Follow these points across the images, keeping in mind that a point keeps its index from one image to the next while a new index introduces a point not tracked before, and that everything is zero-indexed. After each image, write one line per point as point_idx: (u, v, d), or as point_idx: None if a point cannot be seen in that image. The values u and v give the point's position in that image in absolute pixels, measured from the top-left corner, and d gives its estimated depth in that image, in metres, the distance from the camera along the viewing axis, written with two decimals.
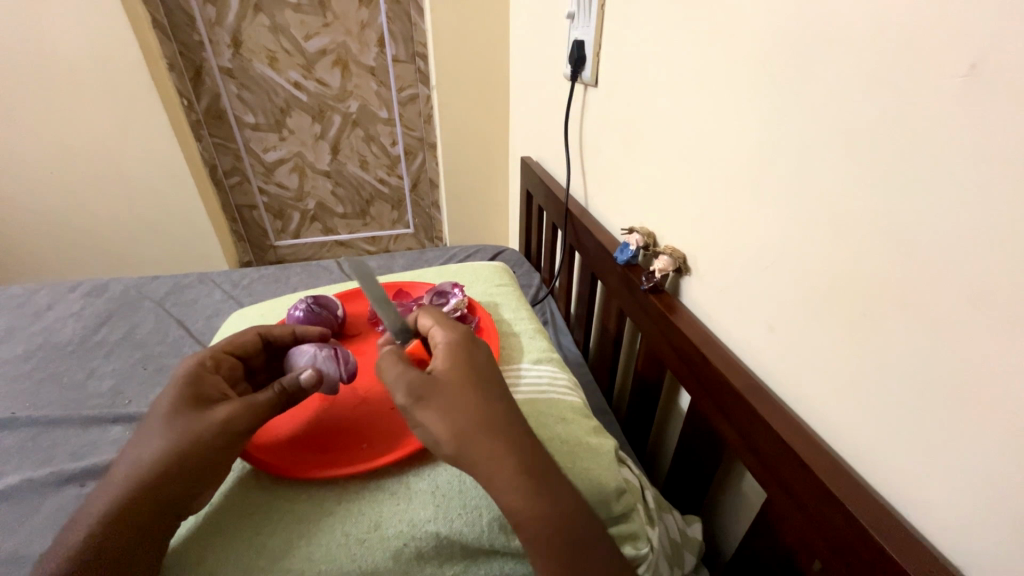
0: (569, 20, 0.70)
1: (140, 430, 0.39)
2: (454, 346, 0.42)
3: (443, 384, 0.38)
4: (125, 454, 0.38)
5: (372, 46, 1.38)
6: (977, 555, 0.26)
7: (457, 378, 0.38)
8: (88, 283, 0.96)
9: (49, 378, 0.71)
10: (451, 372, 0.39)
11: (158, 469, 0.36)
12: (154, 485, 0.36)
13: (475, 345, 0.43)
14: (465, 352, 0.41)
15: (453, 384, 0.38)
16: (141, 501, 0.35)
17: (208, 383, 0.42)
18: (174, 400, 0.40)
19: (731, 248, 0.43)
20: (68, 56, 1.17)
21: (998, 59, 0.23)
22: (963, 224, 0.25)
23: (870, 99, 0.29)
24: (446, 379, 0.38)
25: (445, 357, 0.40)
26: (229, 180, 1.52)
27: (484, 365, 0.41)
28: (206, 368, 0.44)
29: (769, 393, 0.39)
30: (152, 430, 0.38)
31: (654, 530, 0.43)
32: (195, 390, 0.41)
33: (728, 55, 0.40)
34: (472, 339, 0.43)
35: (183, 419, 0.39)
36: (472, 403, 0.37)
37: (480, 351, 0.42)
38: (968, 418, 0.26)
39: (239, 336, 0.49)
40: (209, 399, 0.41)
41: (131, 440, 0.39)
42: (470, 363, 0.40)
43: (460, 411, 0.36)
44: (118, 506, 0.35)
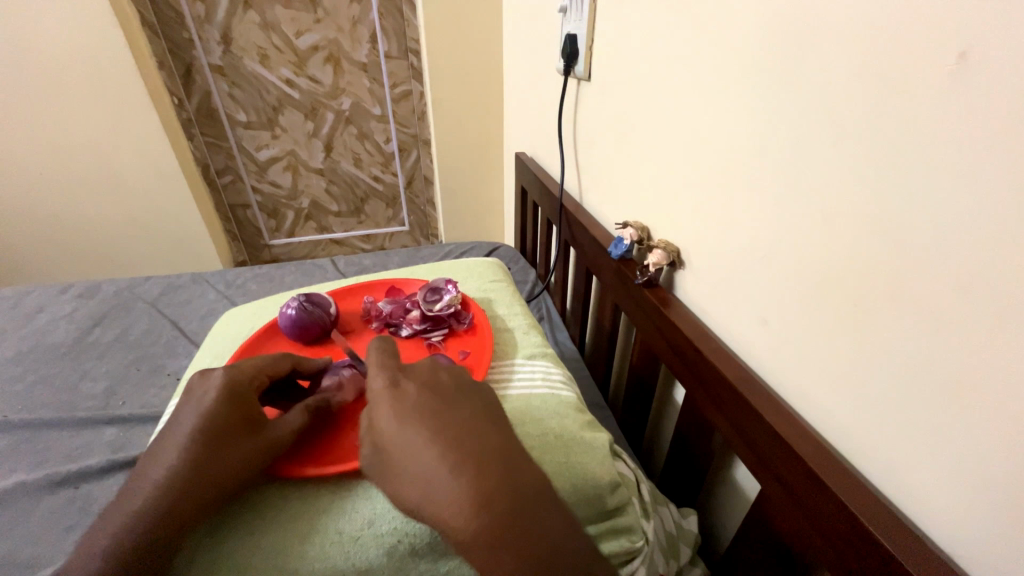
0: (561, 14, 0.69)
1: (174, 434, 0.39)
2: (405, 395, 0.35)
3: (388, 434, 0.33)
4: (157, 459, 0.38)
5: (364, 42, 1.37)
6: (971, 543, 0.26)
7: (403, 418, 0.34)
8: (80, 284, 0.95)
9: (42, 380, 0.71)
10: (405, 427, 0.33)
11: (198, 487, 0.37)
12: (192, 502, 0.36)
13: (422, 373, 0.37)
14: (408, 385, 0.36)
15: (401, 426, 0.33)
16: (177, 517, 0.36)
17: (248, 396, 0.42)
18: (219, 414, 0.40)
19: (723, 242, 0.43)
20: (56, 55, 1.16)
21: (987, 48, 0.22)
22: (954, 213, 0.25)
23: (860, 91, 0.29)
24: (389, 427, 0.34)
25: (393, 411, 0.34)
26: (222, 179, 1.51)
27: (434, 390, 0.36)
28: (249, 381, 0.43)
29: (762, 386, 0.39)
30: (185, 435, 0.39)
31: (649, 523, 0.43)
32: (236, 405, 0.41)
33: (718, 47, 0.40)
34: (421, 366, 0.38)
35: (227, 435, 0.39)
36: (425, 442, 0.32)
37: (434, 376, 0.37)
38: (962, 407, 0.26)
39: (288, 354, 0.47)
40: (255, 422, 0.41)
41: (165, 442, 0.39)
42: (417, 393, 0.35)
43: (418, 456, 0.32)
44: (152, 517, 0.35)
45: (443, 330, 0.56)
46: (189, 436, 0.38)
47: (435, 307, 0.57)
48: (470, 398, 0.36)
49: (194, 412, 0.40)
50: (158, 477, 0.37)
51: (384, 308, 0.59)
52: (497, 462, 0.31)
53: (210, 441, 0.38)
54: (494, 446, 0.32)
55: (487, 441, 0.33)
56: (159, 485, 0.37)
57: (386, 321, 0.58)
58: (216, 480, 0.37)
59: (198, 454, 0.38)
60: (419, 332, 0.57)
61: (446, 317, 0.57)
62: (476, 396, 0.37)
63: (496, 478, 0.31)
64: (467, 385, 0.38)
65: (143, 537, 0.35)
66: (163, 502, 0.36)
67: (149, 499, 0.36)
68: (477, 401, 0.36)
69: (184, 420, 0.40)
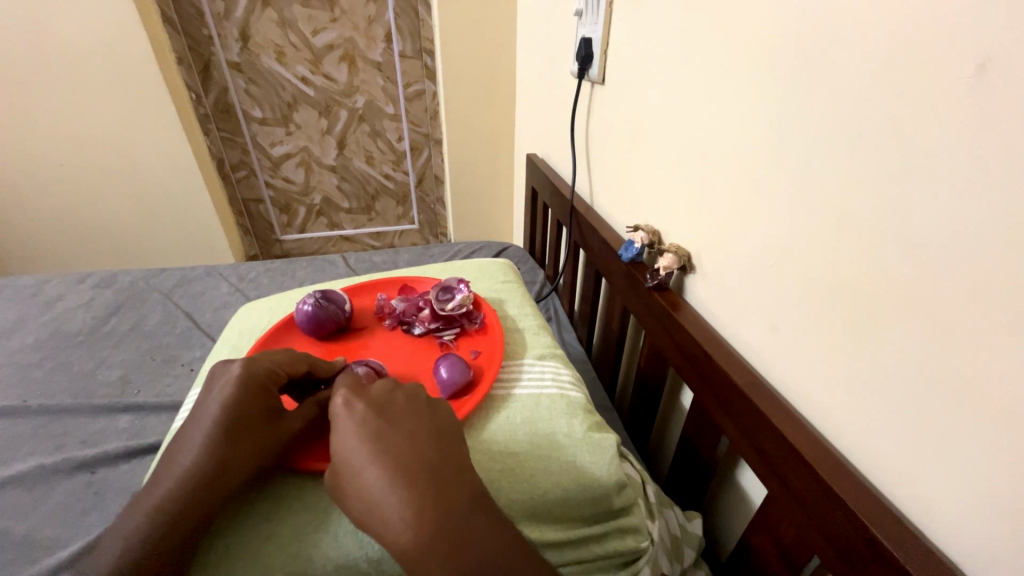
0: (577, 17, 0.70)
1: (197, 422, 0.41)
2: (357, 418, 0.36)
3: (338, 452, 0.35)
4: (181, 452, 0.39)
5: (379, 41, 1.38)
6: (978, 551, 0.26)
7: (355, 439, 0.35)
8: (98, 274, 0.97)
9: (60, 367, 0.72)
10: (358, 449, 0.34)
11: (221, 475, 0.38)
12: (216, 490, 0.37)
13: (378, 392, 0.39)
14: (360, 403, 0.37)
15: (350, 444, 0.35)
16: (205, 503, 0.37)
17: (266, 388, 0.42)
18: (234, 405, 0.40)
19: (735, 247, 0.43)
20: (79, 49, 1.18)
21: (1005, 61, 0.23)
22: (966, 223, 0.25)
23: (875, 102, 0.29)
24: (340, 445, 0.35)
25: (347, 433, 0.35)
26: (236, 174, 1.53)
27: (386, 409, 0.37)
28: (265, 374, 0.43)
29: (770, 390, 0.40)
30: (203, 428, 0.40)
31: (655, 523, 0.44)
32: (254, 397, 0.41)
33: (735, 55, 0.40)
34: (379, 387, 0.39)
35: (246, 424, 0.40)
36: (370, 459, 0.34)
37: (390, 395, 0.39)
38: (970, 416, 0.26)
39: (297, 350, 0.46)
40: (271, 411, 0.42)
41: (186, 433, 0.41)
42: (367, 411, 0.37)
43: (363, 473, 0.33)
44: (174, 509, 0.36)
45: (455, 329, 0.57)
46: (205, 428, 0.40)
47: (447, 306, 0.58)
48: (420, 416, 0.38)
49: (213, 401, 0.41)
50: (182, 468, 0.38)
51: (396, 305, 0.60)
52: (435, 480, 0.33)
53: (226, 430, 0.39)
54: (434, 465, 0.34)
55: (428, 459, 0.34)
56: (184, 475, 0.38)
57: (399, 319, 0.59)
58: (240, 466, 0.39)
59: (217, 445, 0.39)
60: (431, 331, 0.57)
61: (457, 316, 0.58)
62: (426, 414, 0.38)
63: (432, 495, 0.32)
64: (421, 402, 0.39)
65: (175, 521, 0.36)
66: (190, 490, 0.37)
67: (175, 491, 0.37)
68: (427, 418, 0.38)
69: (199, 415, 0.41)
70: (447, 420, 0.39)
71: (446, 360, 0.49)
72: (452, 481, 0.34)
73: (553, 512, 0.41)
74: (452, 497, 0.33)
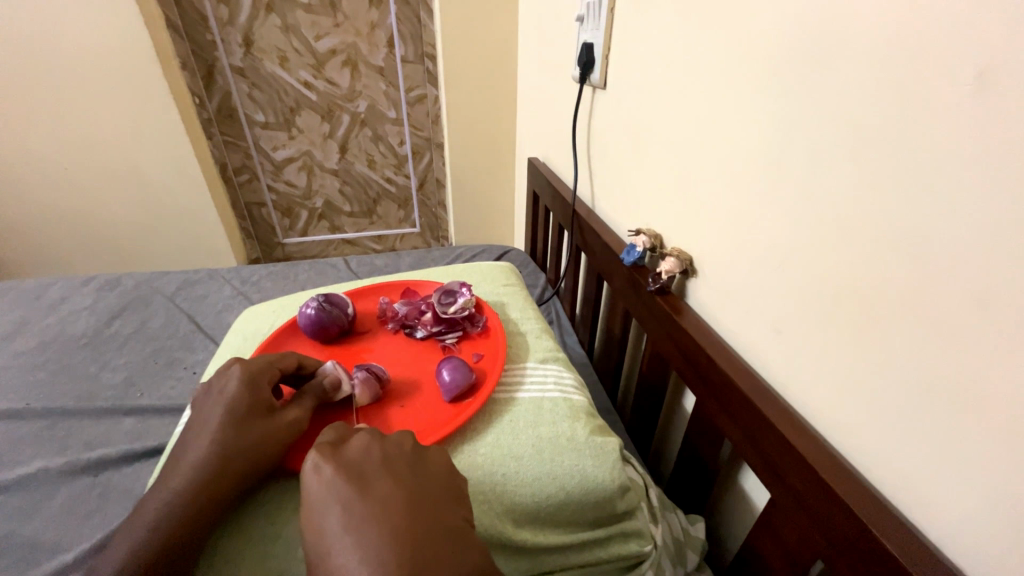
0: (579, 23, 0.71)
1: (202, 425, 0.41)
2: (330, 486, 0.32)
3: (309, 530, 0.31)
4: (188, 451, 0.40)
5: (382, 46, 1.39)
6: (982, 554, 0.26)
7: (328, 513, 0.31)
8: (101, 277, 0.97)
9: (63, 370, 0.72)
10: (333, 524, 0.30)
11: (228, 475, 0.38)
12: (222, 489, 0.38)
13: (354, 450, 0.35)
14: (331, 465, 0.33)
15: (321, 520, 0.31)
16: (211, 502, 0.37)
17: (266, 386, 0.44)
18: (237, 402, 0.41)
19: (737, 251, 0.43)
20: (83, 54, 1.19)
21: (1005, 69, 0.23)
22: (968, 228, 0.25)
23: (876, 108, 0.29)
24: (311, 520, 0.31)
25: (319, 505, 0.31)
26: (238, 178, 1.54)
27: (362, 471, 0.33)
28: (263, 371, 0.44)
29: (773, 394, 0.40)
30: (208, 426, 0.40)
31: (658, 527, 0.44)
32: (255, 393, 0.42)
33: (736, 60, 0.40)
34: (355, 445, 0.35)
35: (252, 423, 0.41)
36: (343, 539, 0.29)
37: (367, 454, 0.35)
38: (972, 420, 0.26)
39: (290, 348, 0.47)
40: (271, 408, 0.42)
41: (191, 434, 0.41)
42: (339, 479, 0.32)
43: (336, 557, 0.29)
44: (181, 505, 0.37)
45: (457, 332, 0.57)
46: (209, 428, 0.40)
47: (449, 310, 0.58)
48: (400, 478, 0.33)
49: (220, 401, 0.42)
50: (188, 468, 0.39)
51: (399, 309, 0.60)
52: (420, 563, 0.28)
53: (229, 427, 0.40)
54: (419, 540, 0.29)
55: (412, 531, 0.30)
56: (191, 475, 0.38)
57: (402, 322, 0.59)
58: (247, 466, 0.39)
59: (222, 442, 0.39)
60: (434, 334, 0.58)
61: (460, 319, 0.58)
62: (407, 476, 0.34)
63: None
64: (401, 461, 0.35)
65: (181, 519, 0.36)
66: (198, 489, 0.37)
67: (183, 489, 0.38)
68: (409, 482, 0.33)
69: (203, 417, 0.42)
70: (433, 483, 0.34)
71: (448, 364, 0.49)
72: (440, 561, 0.29)
73: (556, 517, 0.41)
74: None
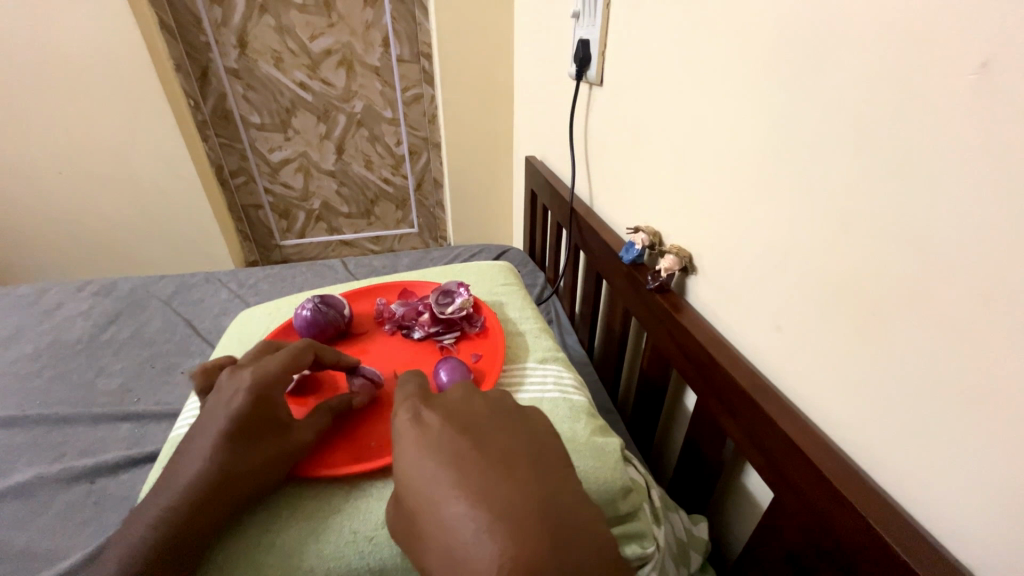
0: (574, 19, 0.70)
1: (205, 433, 0.38)
2: (431, 435, 0.30)
3: (409, 482, 0.29)
4: (184, 465, 0.38)
5: (377, 46, 1.38)
6: (989, 555, 0.26)
7: (428, 460, 0.29)
8: (97, 281, 0.97)
9: (59, 376, 0.72)
10: (438, 469, 0.28)
11: (232, 490, 0.37)
12: (226, 503, 0.37)
13: (455, 401, 0.33)
14: (434, 414, 0.32)
15: (421, 468, 0.29)
16: (213, 518, 0.36)
17: (278, 398, 0.42)
18: (244, 416, 0.39)
19: (738, 248, 0.43)
20: (77, 58, 1.18)
21: (1009, 57, 0.22)
22: (971, 221, 0.25)
23: (877, 101, 0.28)
24: (411, 472, 0.29)
25: (420, 451, 0.30)
26: (235, 180, 1.53)
27: (465, 421, 0.31)
28: (275, 381, 0.42)
29: (774, 391, 0.39)
30: (206, 441, 0.38)
31: (661, 529, 0.43)
32: (266, 405, 0.40)
33: (733, 56, 0.40)
34: (454, 396, 0.34)
35: (255, 435, 0.39)
36: (451, 487, 0.27)
37: (467, 406, 0.33)
38: (976, 419, 0.26)
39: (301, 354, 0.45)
40: (279, 422, 0.41)
41: (191, 440, 0.38)
42: (442, 425, 0.31)
43: (444, 505, 0.27)
44: (176, 525, 0.35)
45: (455, 333, 0.57)
46: (208, 442, 0.38)
47: (447, 310, 0.58)
48: (507, 429, 0.31)
49: (226, 407, 0.39)
50: (187, 479, 0.37)
51: (396, 310, 0.60)
52: (540, 515, 0.26)
53: (234, 442, 0.38)
54: (536, 488, 0.27)
55: (525, 480, 0.27)
56: (188, 487, 0.36)
57: (399, 323, 0.59)
58: (254, 480, 0.38)
59: (227, 459, 0.37)
60: (432, 335, 0.57)
61: (458, 319, 0.57)
62: (515, 427, 0.31)
63: (541, 535, 0.25)
64: (505, 411, 0.33)
65: (179, 537, 0.35)
66: (195, 503, 0.36)
67: (178, 504, 0.36)
68: (517, 429, 0.31)
69: (200, 428, 0.39)
70: (540, 433, 0.32)
71: (446, 364, 0.49)
72: (561, 513, 0.27)
73: None
74: (564, 535, 0.26)
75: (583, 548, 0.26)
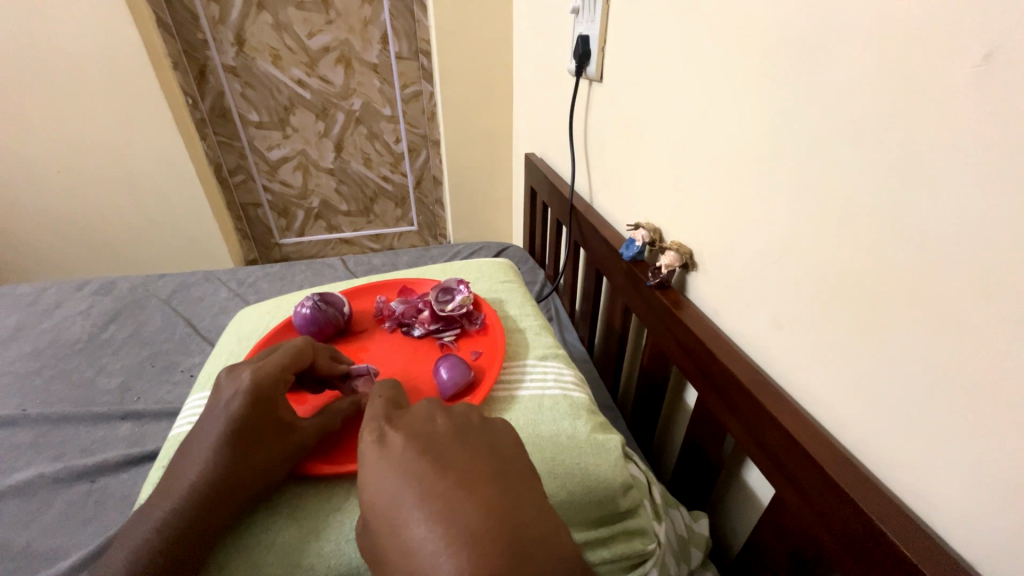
0: (574, 15, 0.70)
1: (206, 435, 0.38)
2: (393, 456, 0.30)
3: (374, 504, 0.29)
4: (187, 466, 0.38)
5: (375, 42, 1.38)
6: (990, 550, 0.26)
7: (389, 481, 0.29)
8: (96, 280, 0.97)
9: (59, 376, 0.72)
10: (397, 490, 0.28)
11: (235, 491, 0.37)
12: (229, 504, 0.37)
13: (417, 419, 0.33)
14: (396, 433, 0.31)
15: (383, 491, 0.29)
16: (217, 518, 0.36)
17: (280, 398, 0.41)
18: (247, 417, 0.38)
19: (738, 244, 0.43)
20: (74, 56, 1.18)
21: (1011, 51, 0.22)
22: (973, 215, 0.24)
23: (879, 95, 0.28)
24: (374, 494, 0.29)
25: (383, 473, 0.29)
26: (234, 179, 1.52)
27: (427, 440, 0.31)
28: (278, 381, 0.41)
29: (774, 386, 0.39)
30: (211, 441, 0.38)
31: (661, 525, 0.43)
32: (267, 406, 0.40)
33: (733, 51, 0.40)
34: (417, 413, 0.33)
35: (256, 436, 0.39)
36: (411, 509, 0.27)
37: (430, 424, 0.32)
38: (977, 413, 0.26)
39: (301, 349, 0.45)
40: (281, 421, 0.41)
41: (192, 442, 0.39)
42: (405, 445, 0.30)
43: (405, 528, 0.27)
44: (181, 525, 0.36)
45: (454, 330, 0.57)
46: (211, 443, 0.38)
47: (447, 307, 0.57)
48: (470, 446, 0.31)
49: (225, 408, 0.39)
50: (190, 480, 0.37)
51: (396, 307, 0.60)
52: (498, 535, 0.25)
53: (236, 443, 0.38)
54: (496, 507, 0.27)
55: (485, 499, 0.27)
56: (191, 488, 0.37)
57: (399, 321, 0.59)
58: (256, 481, 0.38)
59: (230, 460, 0.37)
60: (431, 332, 0.57)
61: (458, 317, 0.57)
62: (479, 444, 0.31)
63: (498, 555, 0.25)
64: (471, 427, 0.32)
65: (182, 537, 0.35)
66: (198, 504, 0.36)
67: (183, 505, 0.36)
68: (480, 445, 0.31)
69: (203, 427, 0.39)
70: (504, 450, 0.31)
71: (446, 361, 0.49)
72: (523, 531, 0.26)
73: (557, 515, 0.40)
74: (527, 554, 0.25)
75: (547, 566, 0.26)
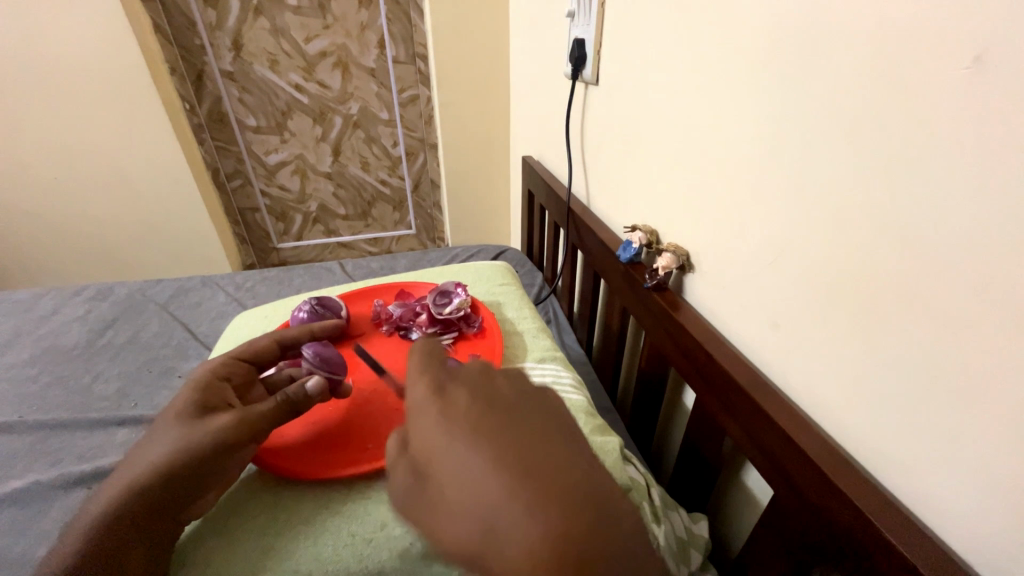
0: (569, 19, 0.70)
1: (146, 442, 0.40)
2: (455, 423, 0.28)
3: (438, 475, 0.27)
4: (129, 464, 0.39)
5: (372, 47, 1.38)
6: (992, 552, 0.26)
7: (456, 453, 0.27)
8: (93, 286, 0.96)
9: (56, 382, 0.71)
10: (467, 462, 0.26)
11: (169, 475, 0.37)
12: (162, 487, 0.37)
13: (477, 383, 0.31)
14: (459, 400, 0.30)
15: (446, 460, 0.27)
16: (151, 502, 0.36)
17: (217, 390, 0.44)
18: (180, 407, 0.42)
19: (734, 246, 0.43)
20: (72, 62, 1.18)
21: (1003, 51, 0.22)
22: (967, 214, 0.25)
23: (872, 96, 0.28)
24: (438, 464, 0.27)
25: (445, 441, 0.28)
26: (231, 183, 1.53)
27: (494, 407, 0.29)
28: (212, 376, 0.45)
29: (774, 389, 0.39)
30: (154, 437, 0.40)
31: (660, 528, 0.43)
32: (200, 393, 0.43)
33: (725, 55, 0.40)
34: (476, 373, 0.32)
35: (183, 429, 0.40)
36: (487, 479, 0.25)
37: (493, 383, 0.31)
38: (973, 413, 0.26)
39: (255, 343, 0.50)
40: (213, 407, 0.42)
41: (135, 447, 0.40)
42: (469, 412, 0.29)
43: (473, 500, 0.25)
44: (113, 516, 0.36)
45: (453, 333, 0.57)
46: (153, 439, 0.40)
47: (444, 311, 0.58)
48: (540, 411, 0.30)
49: (167, 412, 0.42)
50: (123, 479, 0.38)
51: (394, 311, 0.60)
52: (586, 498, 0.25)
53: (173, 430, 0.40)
54: (581, 477, 0.25)
55: (575, 472, 0.26)
56: (119, 487, 0.37)
57: (397, 324, 0.59)
58: (190, 462, 0.38)
59: (166, 446, 0.39)
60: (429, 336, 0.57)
61: (455, 320, 0.57)
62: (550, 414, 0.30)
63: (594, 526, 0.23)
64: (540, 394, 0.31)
65: (113, 528, 0.35)
66: (132, 491, 0.37)
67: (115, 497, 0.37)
68: (550, 412, 0.30)
69: (151, 429, 0.41)
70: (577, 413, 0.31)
71: None
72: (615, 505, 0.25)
73: None
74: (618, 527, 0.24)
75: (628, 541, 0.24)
